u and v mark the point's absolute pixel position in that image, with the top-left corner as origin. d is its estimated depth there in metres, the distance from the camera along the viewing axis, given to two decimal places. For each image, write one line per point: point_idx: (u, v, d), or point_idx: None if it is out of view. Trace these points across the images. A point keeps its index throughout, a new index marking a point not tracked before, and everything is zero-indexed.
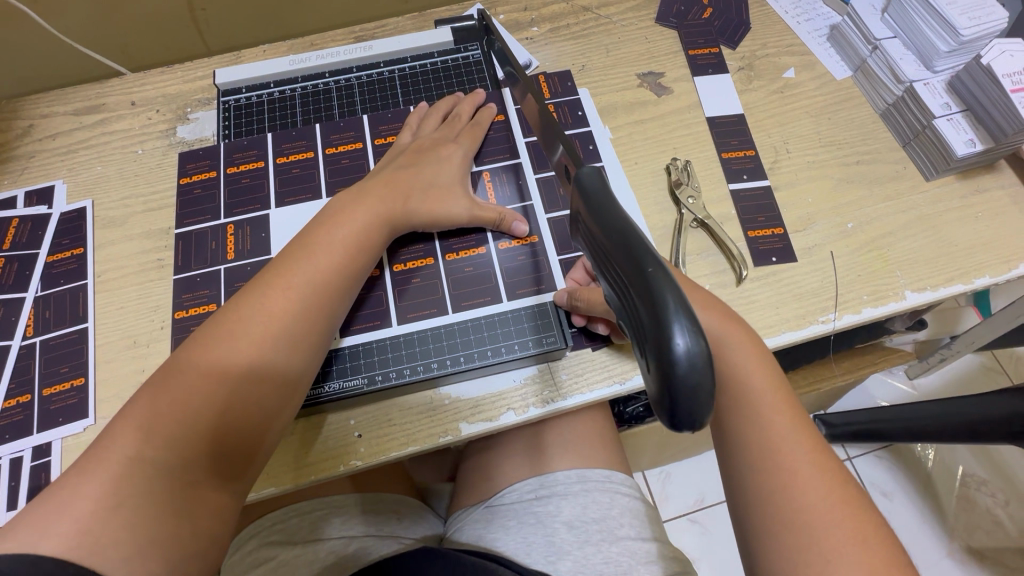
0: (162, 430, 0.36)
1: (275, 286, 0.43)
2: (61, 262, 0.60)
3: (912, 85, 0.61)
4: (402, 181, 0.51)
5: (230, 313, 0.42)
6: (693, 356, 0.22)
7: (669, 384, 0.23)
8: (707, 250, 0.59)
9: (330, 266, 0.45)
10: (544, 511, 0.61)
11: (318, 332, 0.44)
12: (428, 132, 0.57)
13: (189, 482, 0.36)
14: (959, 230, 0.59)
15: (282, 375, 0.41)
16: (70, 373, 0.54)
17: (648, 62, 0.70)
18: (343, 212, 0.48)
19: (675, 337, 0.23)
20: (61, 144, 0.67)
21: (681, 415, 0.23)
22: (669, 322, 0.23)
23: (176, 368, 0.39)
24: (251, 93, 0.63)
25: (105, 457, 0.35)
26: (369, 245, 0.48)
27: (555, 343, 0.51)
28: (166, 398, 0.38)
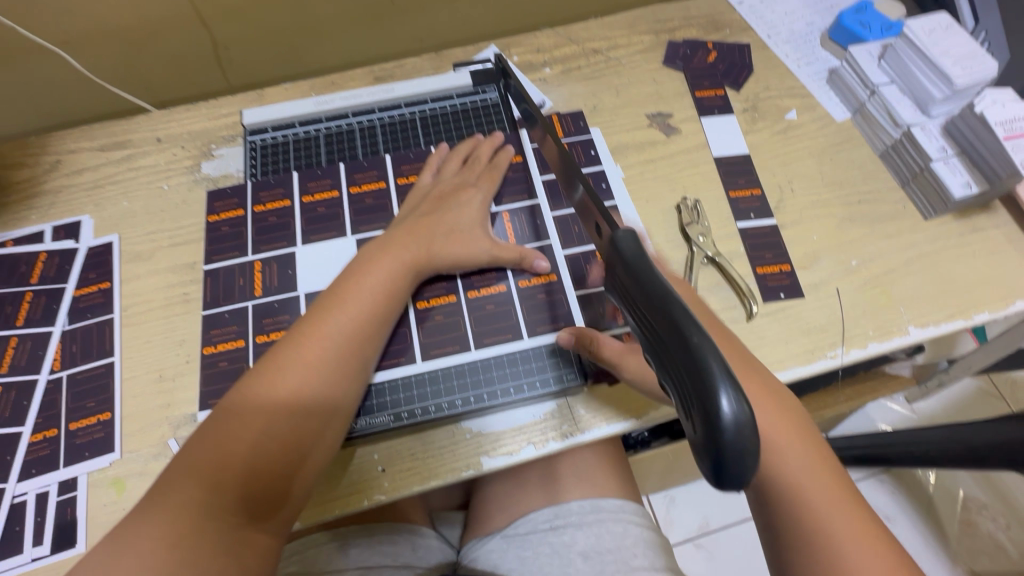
0: (212, 476, 0.38)
1: (314, 334, 0.45)
2: (88, 296, 0.61)
3: (910, 129, 0.64)
4: (428, 225, 0.54)
5: (270, 363, 0.44)
6: (739, 420, 0.25)
7: (718, 447, 0.25)
8: (718, 286, 0.61)
9: (363, 313, 0.48)
10: (559, 542, 0.61)
11: (353, 376, 0.46)
12: (450, 175, 0.60)
13: (237, 523, 0.38)
14: (958, 267, 0.62)
15: (321, 419, 0.43)
16: (97, 407, 0.55)
17: (657, 103, 0.73)
18: (370, 260, 0.51)
19: (721, 401, 0.25)
20: (88, 179, 0.69)
21: (729, 475, 0.25)
22: (715, 389, 0.25)
23: (223, 419, 0.41)
24: (276, 133, 0.65)
25: (157, 502, 0.37)
26: (398, 291, 0.50)
27: (574, 380, 0.53)
28: (214, 445, 0.40)
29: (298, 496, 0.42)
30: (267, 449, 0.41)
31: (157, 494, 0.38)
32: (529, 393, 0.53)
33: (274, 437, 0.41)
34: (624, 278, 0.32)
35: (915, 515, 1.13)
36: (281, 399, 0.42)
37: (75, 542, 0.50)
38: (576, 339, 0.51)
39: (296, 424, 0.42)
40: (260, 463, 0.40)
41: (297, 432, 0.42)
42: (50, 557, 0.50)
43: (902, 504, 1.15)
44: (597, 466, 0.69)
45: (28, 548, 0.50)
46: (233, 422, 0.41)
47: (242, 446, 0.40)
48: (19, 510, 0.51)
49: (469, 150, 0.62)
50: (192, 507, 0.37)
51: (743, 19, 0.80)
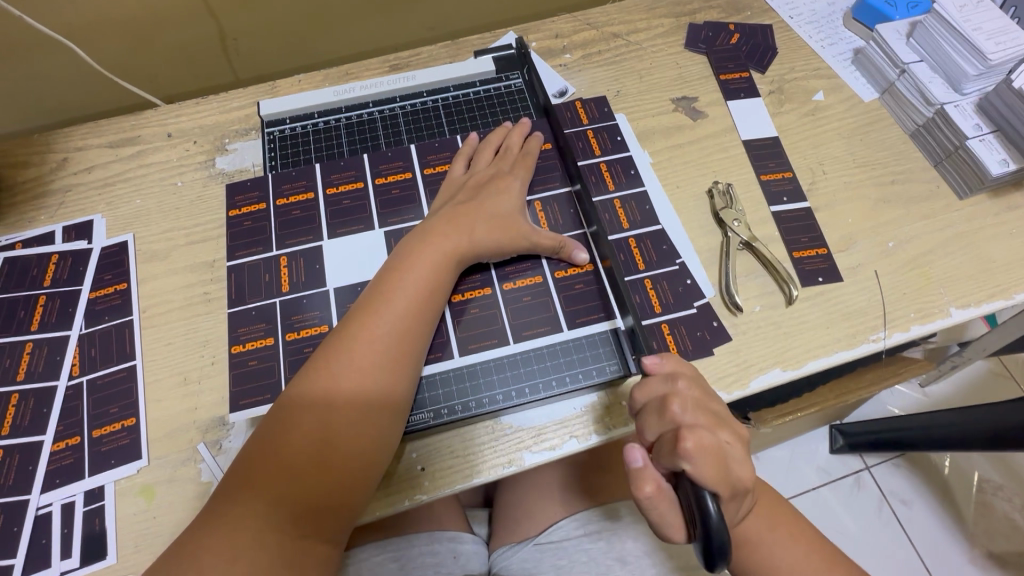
0: (272, 488, 0.39)
1: (363, 335, 0.44)
2: (105, 298, 0.59)
3: (944, 107, 0.63)
4: (465, 215, 0.52)
5: (322, 367, 0.43)
6: (719, 517, 0.37)
7: (707, 541, 0.36)
8: (755, 271, 0.60)
9: (410, 312, 0.46)
10: (597, 548, 0.60)
11: (404, 381, 0.45)
12: (482, 166, 0.58)
13: (296, 535, 0.39)
14: (995, 246, 0.61)
15: (375, 426, 0.43)
16: (120, 413, 0.53)
17: (681, 87, 0.71)
18: (413, 252, 0.49)
19: (708, 502, 0.37)
20: (97, 177, 0.66)
21: (715, 558, 0.36)
22: (703, 495, 0.38)
23: (279, 428, 0.41)
24: (295, 124, 0.63)
25: (223, 512, 0.39)
26: (443, 284, 0.49)
27: (617, 371, 0.52)
28: (273, 455, 0.40)
29: (355, 504, 0.42)
30: (324, 458, 0.41)
31: (222, 504, 0.39)
32: (572, 385, 0.51)
33: (329, 446, 0.41)
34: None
35: (933, 497, 1.13)
36: (335, 406, 0.42)
37: (105, 554, 0.48)
38: (637, 465, 0.41)
39: (351, 431, 0.42)
40: (317, 474, 0.40)
41: (354, 441, 0.42)
42: (79, 570, 0.48)
43: (918, 487, 1.14)
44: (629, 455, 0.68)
45: (57, 561, 0.48)
46: (290, 431, 0.41)
47: (299, 457, 0.40)
48: (43, 523, 0.49)
49: (501, 138, 0.60)
50: (254, 519, 0.38)
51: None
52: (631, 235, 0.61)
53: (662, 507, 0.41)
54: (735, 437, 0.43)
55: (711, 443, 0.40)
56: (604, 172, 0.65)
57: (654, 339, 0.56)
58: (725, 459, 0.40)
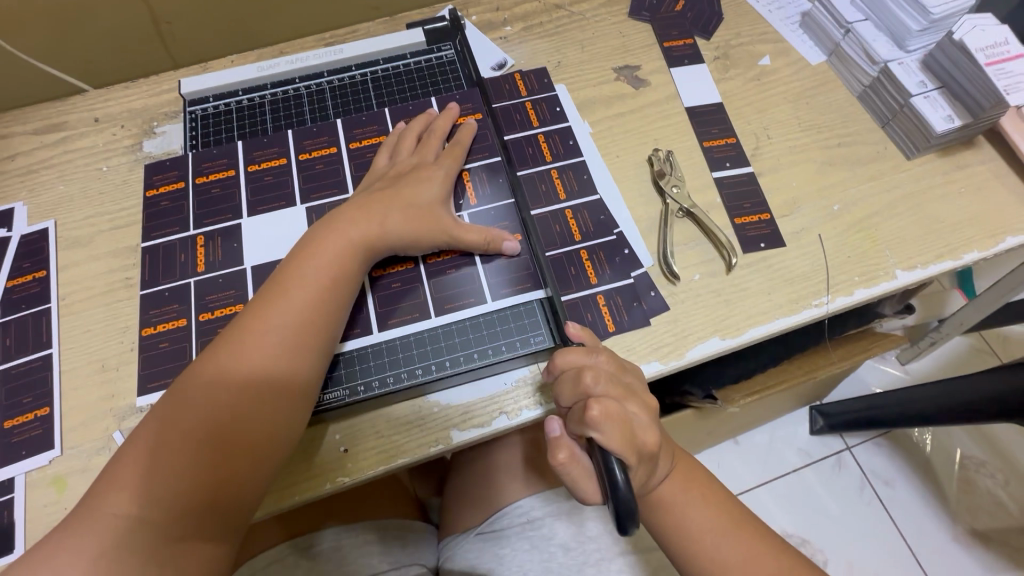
0: (148, 486, 0.39)
1: (255, 331, 0.44)
2: (23, 286, 0.57)
3: (887, 65, 0.61)
4: (380, 200, 0.50)
5: (212, 360, 0.43)
6: (626, 485, 0.37)
7: (616, 503, 0.37)
8: (695, 239, 0.58)
9: (306, 306, 0.45)
10: (538, 535, 0.58)
11: (299, 376, 0.44)
12: (405, 154, 0.56)
13: (172, 536, 0.38)
14: (944, 206, 0.59)
15: (263, 426, 0.42)
16: (34, 403, 0.51)
17: (623, 57, 0.69)
18: (317, 242, 0.48)
19: (615, 471, 0.37)
20: (20, 165, 0.64)
21: (623, 519, 0.36)
22: (609, 460, 0.38)
23: (163, 424, 0.41)
24: (218, 102, 0.61)
25: (92, 511, 0.38)
26: (347, 276, 0.48)
27: (543, 342, 0.50)
28: (152, 452, 0.40)
29: (244, 501, 0.41)
30: (205, 458, 0.40)
31: (92, 501, 0.39)
32: (498, 359, 0.50)
33: (211, 447, 0.40)
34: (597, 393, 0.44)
35: (915, 476, 1.11)
36: (222, 403, 0.42)
37: (14, 547, 0.46)
38: (556, 434, 0.42)
39: (237, 430, 0.41)
40: (197, 473, 0.40)
41: (240, 439, 0.41)
42: None
43: (899, 465, 1.12)
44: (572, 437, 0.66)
45: None
46: (170, 430, 0.40)
47: (176, 458, 0.39)
48: None
49: (424, 125, 0.58)
50: (123, 521, 0.38)
51: None
52: (567, 206, 0.59)
53: (578, 471, 0.42)
54: (644, 409, 0.43)
55: (617, 411, 0.40)
56: (542, 143, 0.62)
57: (588, 310, 0.54)
58: (631, 428, 0.40)
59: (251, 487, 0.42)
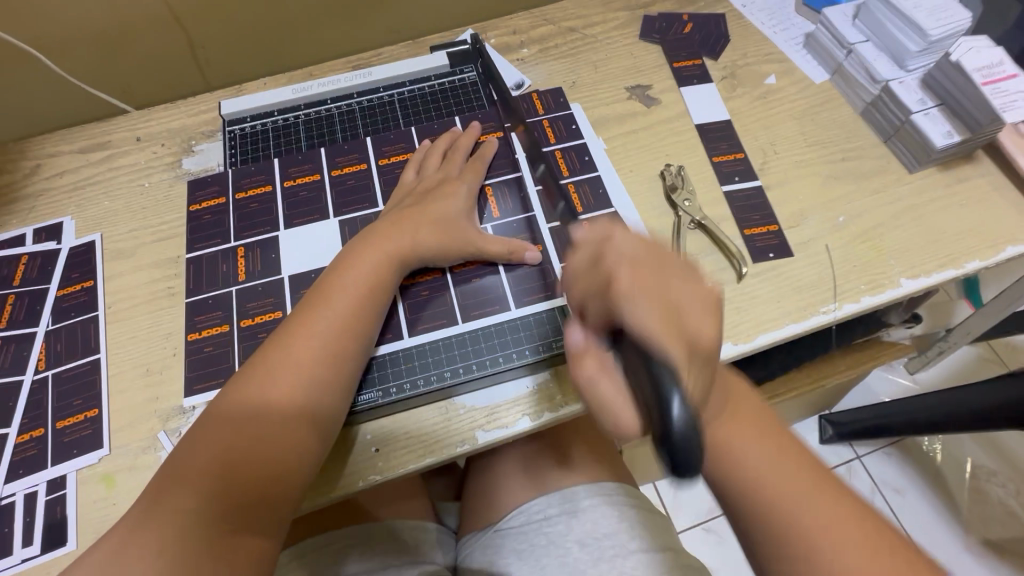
0: (203, 483, 0.41)
1: (300, 337, 0.47)
2: (72, 295, 0.60)
3: (888, 84, 0.64)
4: (411, 213, 0.55)
5: (260, 364, 0.46)
6: (686, 422, 0.31)
7: (673, 446, 0.31)
8: (706, 250, 0.61)
9: (346, 314, 0.49)
10: (554, 531, 0.60)
11: (339, 377, 0.47)
12: (431, 169, 0.60)
13: (228, 529, 0.41)
14: (945, 217, 0.62)
15: (307, 425, 0.45)
16: (83, 405, 0.54)
17: (635, 76, 0.73)
18: (354, 255, 0.52)
19: (672, 404, 0.31)
20: (68, 182, 0.68)
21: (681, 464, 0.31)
22: (667, 389, 0.31)
23: (216, 425, 0.44)
24: (255, 122, 0.65)
25: (153, 508, 0.40)
26: (382, 285, 0.51)
27: (564, 347, 0.53)
28: (207, 451, 0.43)
29: (289, 497, 0.44)
30: (256, 456, 0.43)
31: (152, 499, 0.41)
32: (522, 363, 0.53)
33: (263, 444, 0.43)
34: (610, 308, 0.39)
35: (925, 485, 1.11)
36: (269, 404, 0.45)
37: (65, 540, 0.49)
38: (578, 343, 0.41)
39: (287, 428, 0.44)
40: (251, 469, 0.42)
41: (287, 437, 0.44)
42: (40, 557, 0.49)
43: (910, 474, 1.13)
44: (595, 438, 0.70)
45: (18, 549, 0.49)
46: (226, 430, 0.44)
47: (232, 455, 0.43)
48: (6, 513, 0.50)
49: (448, 143, 0.62)
50: (183, 515, 0.40)
51: None
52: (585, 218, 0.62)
53: (611, 394, 0.38)
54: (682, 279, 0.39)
55: (653, 283, 0.37)
56: (559, 159, 0.66)
57: None
58: (674, 310, 0.37)
59: (296, 483, 0.44)
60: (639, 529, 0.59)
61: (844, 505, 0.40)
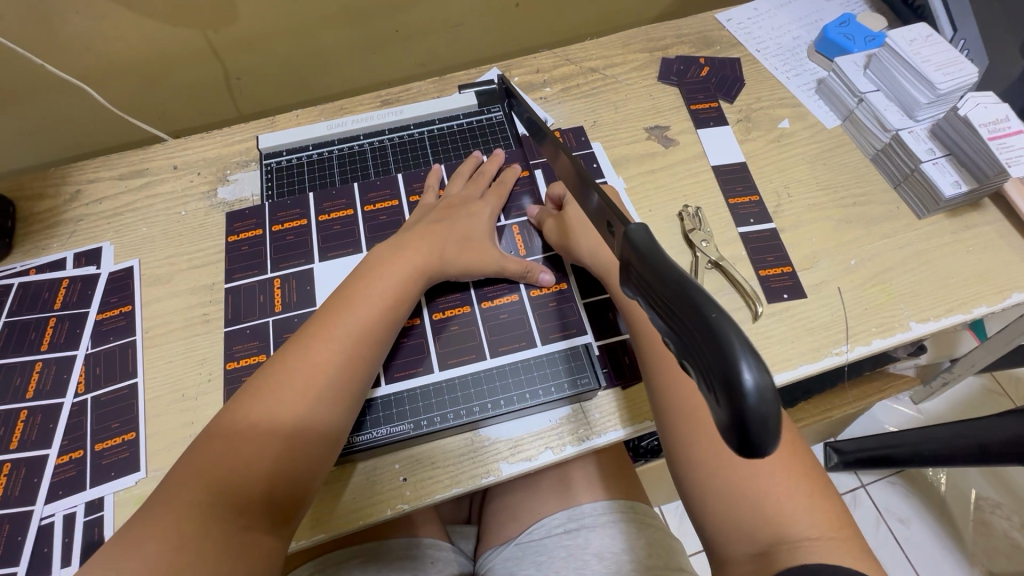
0: (221, 480, 0.43)
1: (319, 345, 0.49)
2: (110, 319, 0.63)
3: (898, 133, 0.67)
4: (436, 235, 0.58)
5: (279, 366, 0.48)
6: (762, 391, 0.24)
7: (739, 415, 0.24)
8: (723, 289, 0.63)
9: (364, 323, 0.51)
10: (573, 544, 0.61)
11: (355, 384, 0.49)
12: (455, 191, 0.64)
13: (242, 525, 0.42)
14: (953, 263, 0.64)
15: (324, 430, 0.47)
16: (121, 428, 0.56)
17: (654, 117, 0.76)
18: (378, 267, 0.55)
19: (742, 371, 0.24)
20: (107, 208, 0.71)
21: (750, 441, 0.24)
22: (736, 358, 0.24)
23: (232, 424, 0.45)
24: (291, 156, 0.70)
25: (167, 503, 0.41)
26: (402, 297, 0.54)
27: (588, 383, 0.55)
28: (225, 450, 0.44)
29: (302, 496, 0.46)
30: (273, 458, 0.44)
31: (167, 495, 0.42)
32: (547, 398, 0.55)
33: (280, 444, 0.45)
34: (639, 268, 0.32)
35: (929, 515, 1.12)
36: (287, 406, 0.46)
37: None
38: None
39: (303, 431, 0.46)
40: (268, 467, 0.44)
41: (302, 440, 0.46)
42: None
43: (915, 505, 1.13)
44: (608, 456, 0.71)
45: (57, 569, 0.51)
46: (243, 429, 0.45)
47: (249, 453, 0.44)
48: (46, 532, 0.52)
49: (473, 168, 0.66)
50: (199, 509, 0.41)
51: (731, 34, 0.83)
52: None
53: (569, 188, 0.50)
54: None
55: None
56: None
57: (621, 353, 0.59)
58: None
59: (306, 483, 0.46)
60: (656, 548, 0.60)
61: (799, 463, 0.44)
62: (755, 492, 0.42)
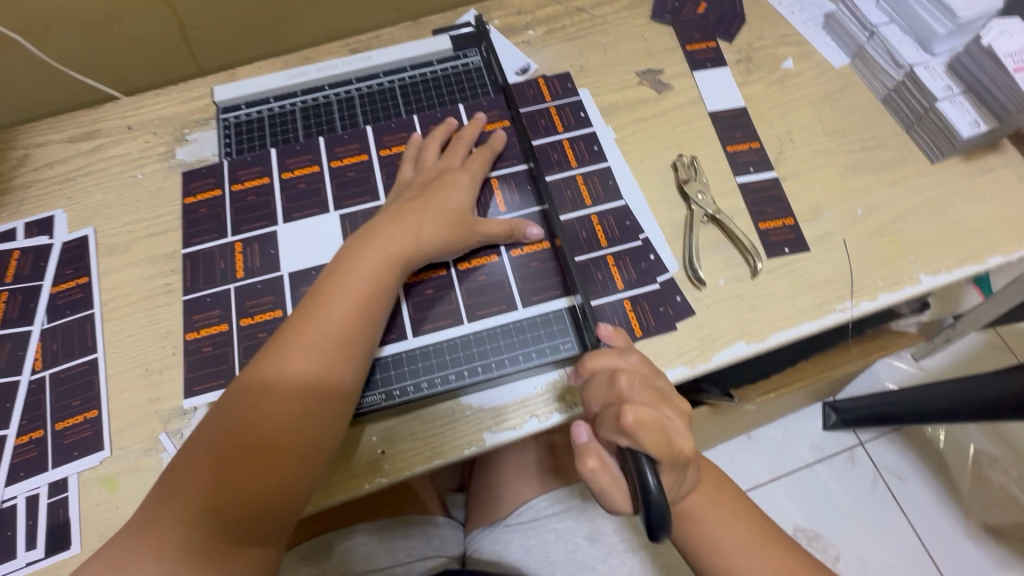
0: (204, 493, 0.42)
1: (297, 349, 0.46)
2: (67, 292, 0.59)
3: (913, 69, 0.61)
4: (413, 212, 0.52)
5: (260, 372, 0.46)
6: (658, 488, 0.38)
7: (650, 512, 0.37)
8: (719, 244, 0.59)
9: (348, 320, 0.48)
10: (564, 527, 0.60)
11: (339, 387, 0.47)
12: (431, 162, 0.58)
13: (229, 539, 0.42)
14: (968, 210, 0.60)
15: (309, 435, 0.45)
16: (83, 406, 0.53)
17: (646, 60, 0.70)
18: (357, 256, 0.50)
19: (648, 475, 0.39)
20: (58, 172, 0.66)
21: (655, 525, 0.37)
22: (643, 465, 0.39)
23: (215, 436, 0.44)
24: (249, 109, 0.65)
25: (159, 514, 0.42)
26: (385, 290, 0.50)
27: (571, 347, 0.52)
28: (209, 461, 0.43)
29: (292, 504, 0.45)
30: (254, 470, 0.43)
31: (157, 505, 0.42)
32: (529, 364, 0.52)
33: (268, 450, 0.44)
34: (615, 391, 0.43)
35: (931, 476, 1.09)
36: (269, 418, 0.45)
37: (70, 544, 0.49)
38: (583, 440, 0.44)
39: (290, 434, 0.44)
40: (252, 477, 0.43)
41: (288, 449, 0.44)
42: (45, 560, 0.48)
43: (913, 461, 1.11)
44: None
45: (22, 552, 0.49)
46: (230, 435, 0.44)
47: (233, 464, 0.43)
48: (10, 515, 0.50)
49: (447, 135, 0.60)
50: (187, 525, 0.41)
51: None
52: (593, 211, 0.60)
53: (609, 482, 0.44)
54: (678, 413, 0.44)
55: (654, 419, 0.41)
56: (567, 148, 0.63)
57: (616, 315, 0.55)
58: (666, 433, 0.42)
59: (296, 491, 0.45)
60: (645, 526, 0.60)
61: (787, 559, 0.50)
62: (711, 552, 0.50)
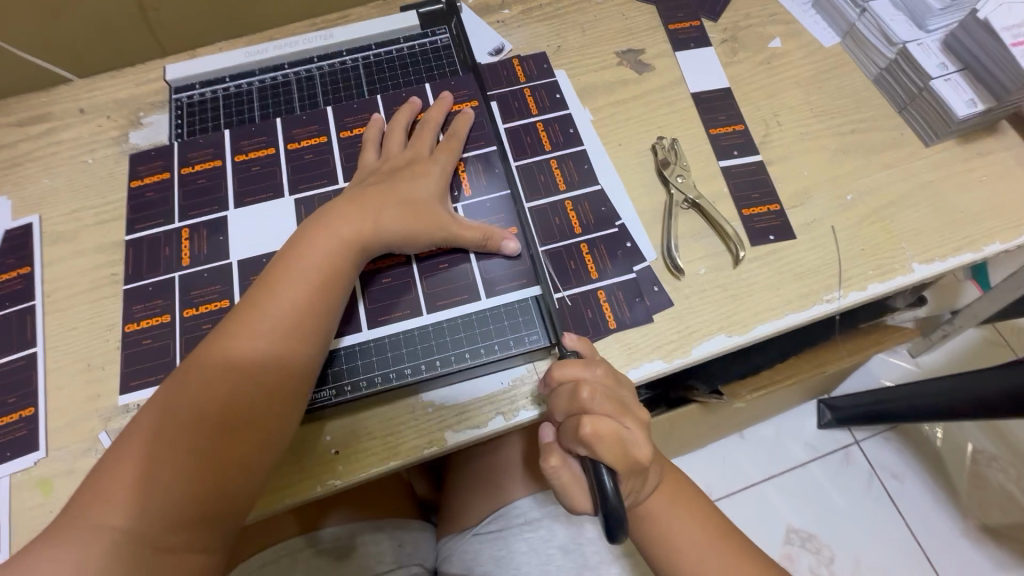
0: (131, 496, 0.38)
1: (240, 340, 0.43)
2: (8, 282, 0.55)
3: (906, 47, 0.58)
4: (372, 199, 0.49)
5: (198, 364, 0.42)
6: (615, 492, 0.37)
7: (607, 516, 0.36)
8: (701, 231, 0.55)
9: (296, 307, 0.44)
10: (537, 537, 0.57)
11: (287, 379, 0.43)
12: (394, 147, 0.54)
13: (161, 545, 0.38)
14: (964, 196, 0.56)
15: (254, 432, 0.42)
16: (18, 404, 0.50)
17: (626, 39, 0.66)
18: (306, 240, 0.47)
19: (605, 479, 0.38)
20: (4, 157, 0.62)
21: (613, 529, 0.36)
22: (600, 468, 0.38)
23: (145, 433, 0.40)
24: (204, 89, 0.61)
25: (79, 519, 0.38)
26: (339, 276, 0.46)
27: (538, 340, 0.49)
28: (138, 461, 0.39)
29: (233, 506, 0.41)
30: (189, 470, 0.39)
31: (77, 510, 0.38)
32: (493, 357, 0.49)
33: (207, 447, 0.40)
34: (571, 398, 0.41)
35: (928, 475, 1.06)
36: (206, 413, 0.41)
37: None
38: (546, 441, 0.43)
39: (232, 430, 0.41)
40: (189, 478, 0.39)
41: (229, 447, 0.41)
42: None
43: (910, 461, 1.07)
44: None
45: None
46: (163, 431, 0.40)
47: (164, 464, 0.39)
48: None
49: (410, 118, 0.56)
50: (112, 529, 0.37)
51: None
52: (567, 197, 0.56)
53: (569, 480, 0.42)
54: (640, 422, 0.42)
55: (612, 430, 0.39)
56: (540, 131, 0.60)
57: (589, 306, 0.52)
58: (626, 442, 0.40)
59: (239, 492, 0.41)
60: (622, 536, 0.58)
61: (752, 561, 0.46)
62: (670, 556, 0.46)
